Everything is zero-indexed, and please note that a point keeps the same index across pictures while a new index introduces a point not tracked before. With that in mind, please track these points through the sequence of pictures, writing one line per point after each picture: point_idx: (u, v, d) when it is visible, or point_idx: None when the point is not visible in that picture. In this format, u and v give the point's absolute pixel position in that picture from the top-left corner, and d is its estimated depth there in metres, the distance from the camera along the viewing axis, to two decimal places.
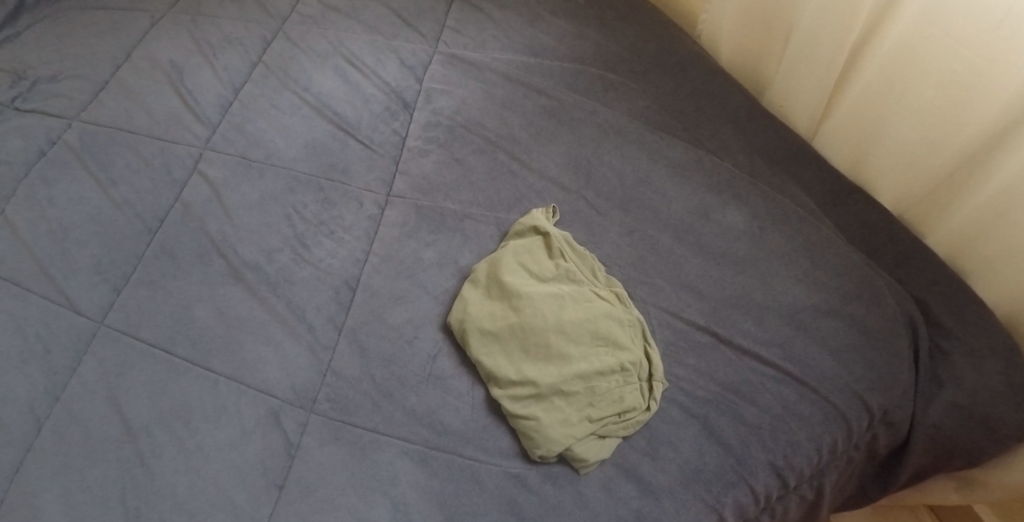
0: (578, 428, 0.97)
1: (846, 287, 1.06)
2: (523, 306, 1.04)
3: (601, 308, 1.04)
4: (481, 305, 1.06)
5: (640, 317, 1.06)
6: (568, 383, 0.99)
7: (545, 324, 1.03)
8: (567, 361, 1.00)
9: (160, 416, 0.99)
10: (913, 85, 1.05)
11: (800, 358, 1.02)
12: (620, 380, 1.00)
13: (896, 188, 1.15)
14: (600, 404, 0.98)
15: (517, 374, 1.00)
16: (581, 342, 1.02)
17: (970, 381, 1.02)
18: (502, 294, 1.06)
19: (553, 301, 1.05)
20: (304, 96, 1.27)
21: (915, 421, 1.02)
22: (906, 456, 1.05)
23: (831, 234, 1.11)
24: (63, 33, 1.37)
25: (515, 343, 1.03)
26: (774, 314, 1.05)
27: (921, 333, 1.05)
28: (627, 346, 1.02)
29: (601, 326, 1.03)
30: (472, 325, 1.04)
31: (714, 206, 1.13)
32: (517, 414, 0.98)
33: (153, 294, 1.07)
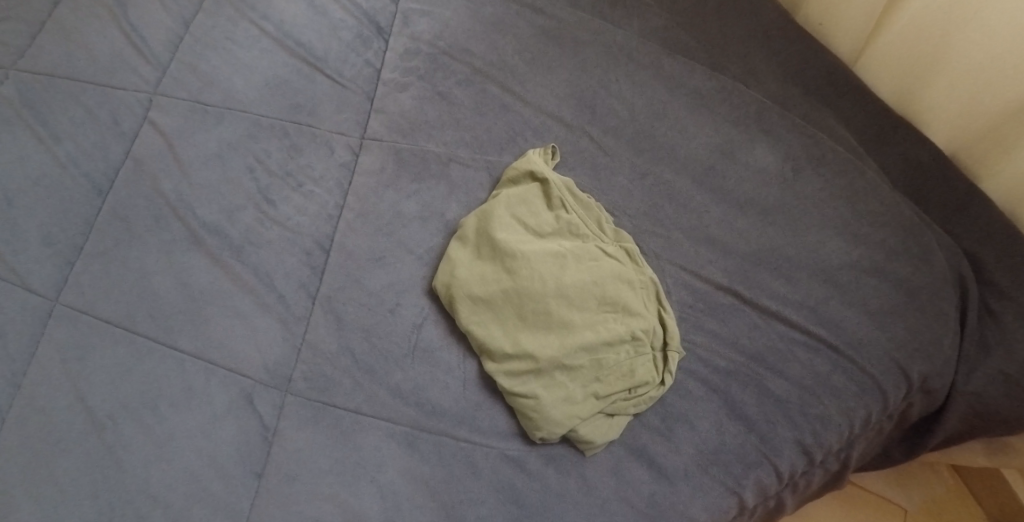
0: (583, 407, 0.86)
1: (889, 242, 0.94)
2: (520, 267, 0.91)
3: (609, 268, 0.91)
4: (470, 266, 0.93)
5: (653, 276, 0.93)
6: (572, 357, 0.87)
7: (545, 289, 0.90)
8: (570, 330, 0.88)
9: (125, 402, 0.91)
10: (985, 7, 0.89)
11: (834, 321, 0.91)
12: (630, 351, 0.88)
13: (951, 124, 1.01)
14: (607, 378, 0.87)
15: (513, 346, 0.88)
16: (586, 308, 0.89)
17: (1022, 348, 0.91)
18: (495, 253, 0.93)
19: (554, 260, 0.92)
20: (264, 26, 1.13)
21: (954, 389, 0.94)
22: (941, 423, 0.97)
23: (875, 178, 0.97)
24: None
25: (511, 310, 0.90)
26: (806, 272, 0.93)
27: (971, 292, 0.95)
28: (639, 311, 0.90)
29: (609, 289, 0.90)
30: (461, 290, 0.92)
31: (741, 145, 0.99)
32: (514, 392, 0.87)
33: (110, 266, 0.97)
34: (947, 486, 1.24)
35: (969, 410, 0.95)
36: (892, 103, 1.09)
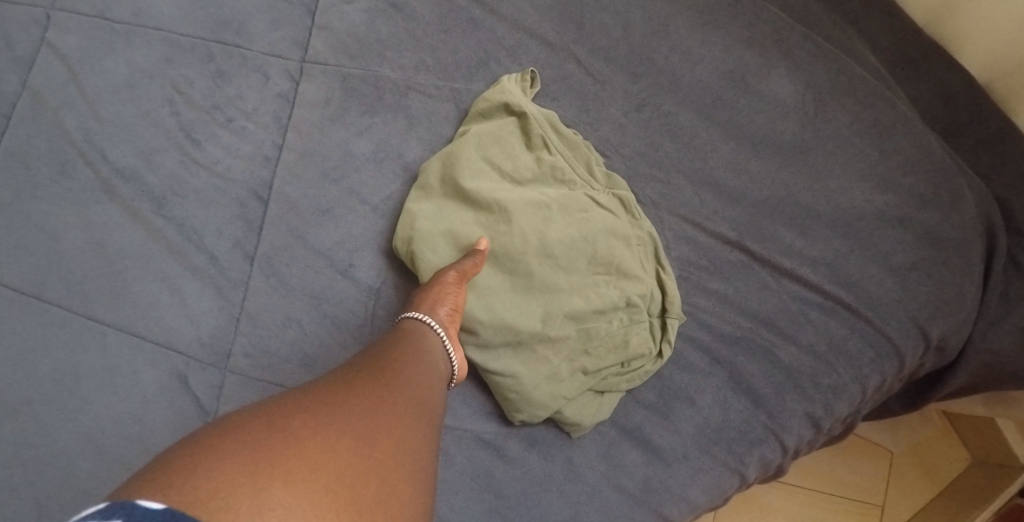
0: (570, 386, 0.75)
1: (921, 185, 0.81)
2: (496, 222, 0.78)
3: (600, 222, 0.78)
4: (435, 218, 0.78)
5: (651, 230, 0.80)
6: (558, 328, 0.75)
7: (526, 248, 0.76)
8: (556, 297, 0.76)
9: (42, 384, 0.78)
10: None
11: (853, 280, 0.79)
12: (624, 320, 0.77)
13: (991, 48, 0.87)
14: (597, 352, 0.76)
15: (489, 316, 0.75)
16: (574, 270, 0.77)
17: None
18: (465, 203, 0.78)
19: (536, 211, 0.78)
20: None
21: (968, 344, 0.84)
22: (948, 380, 0.87)
23: (907, 110, 0.83)
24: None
25: (485, 273, 0.77)
26: (824, 223, 0.80)
27: (1001, 243, 0.82)
28: (635, 273, 0.78)
29: (601, 246, 0.77)
30: (423, 247, 0.77)
31: (754, 69, 0.84)
32: (490, 369, 0.75)
33: (11, 223, 0.82)
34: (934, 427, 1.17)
35: (982, 369, 0.85)
36: (919, 20, 0.93)
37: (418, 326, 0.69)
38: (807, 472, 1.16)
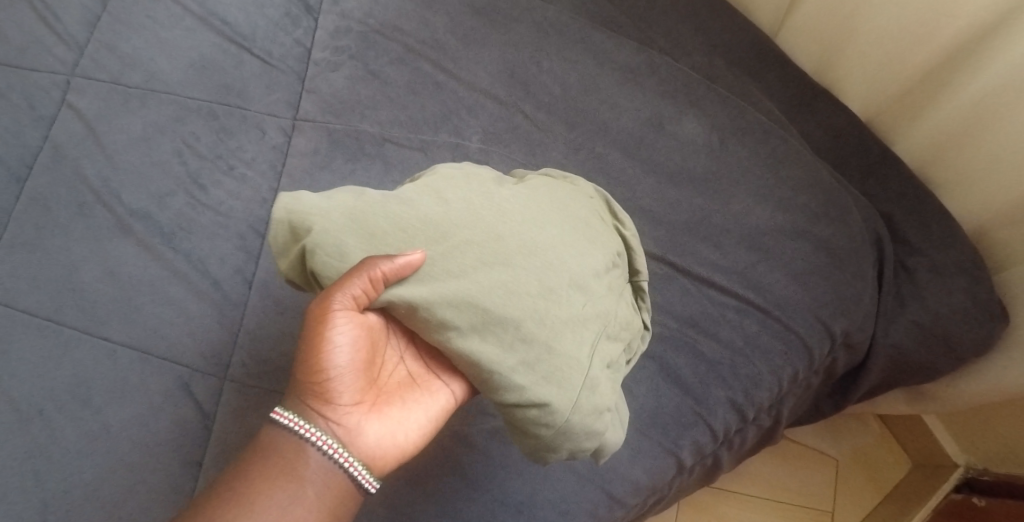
0: (603, 380, 0.75)
1: (813, 205, 0.97)
2: (444, 220, 0.72)
3: (548, 188, 0.80)
4: (335, 225, 0.71)
5: (594, 188, 0.88)
6: (565, 300, 0.73)
7: (494, 225, 0.73)
8: (553, 259, 0.73)
9: (54, 395, 0.86)
10: None
11: (761, 284, 0.94)
12: (618, 285, 0.80)
13: (864, 93, 1.06)
14: (606, 319, 0.76)
15: (496, 326, 0.70)
16: (551, 231, 0.75)
17: (932, 299, 0.95)
18: (374, 208, 0.72)
19: (479, 194, 0.76)
20: (186, 3, 1.09)
21: (874, 341, 0.97)
22: (863, 376, 1.01)
23: (797, 146, 1.01)
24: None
25: (461, 278, 0.71)
26: (735, 238, 0.95)
27: (887, 250, 0.98)
28: (606, 231, 0.81)
29: (566, 207, 0.79)
30: (336, 258, 0.70)
31: (670, 115, 1.01)
32: (532, 395, 0.70)
33: (31, 256, 0.92)
34: (874, 434, 1.31)
35: (890, 362, 0.99)
36: (810, 71, 1.13)
37: (278, 439, 0.69)
38: (756, 481, 1.27)
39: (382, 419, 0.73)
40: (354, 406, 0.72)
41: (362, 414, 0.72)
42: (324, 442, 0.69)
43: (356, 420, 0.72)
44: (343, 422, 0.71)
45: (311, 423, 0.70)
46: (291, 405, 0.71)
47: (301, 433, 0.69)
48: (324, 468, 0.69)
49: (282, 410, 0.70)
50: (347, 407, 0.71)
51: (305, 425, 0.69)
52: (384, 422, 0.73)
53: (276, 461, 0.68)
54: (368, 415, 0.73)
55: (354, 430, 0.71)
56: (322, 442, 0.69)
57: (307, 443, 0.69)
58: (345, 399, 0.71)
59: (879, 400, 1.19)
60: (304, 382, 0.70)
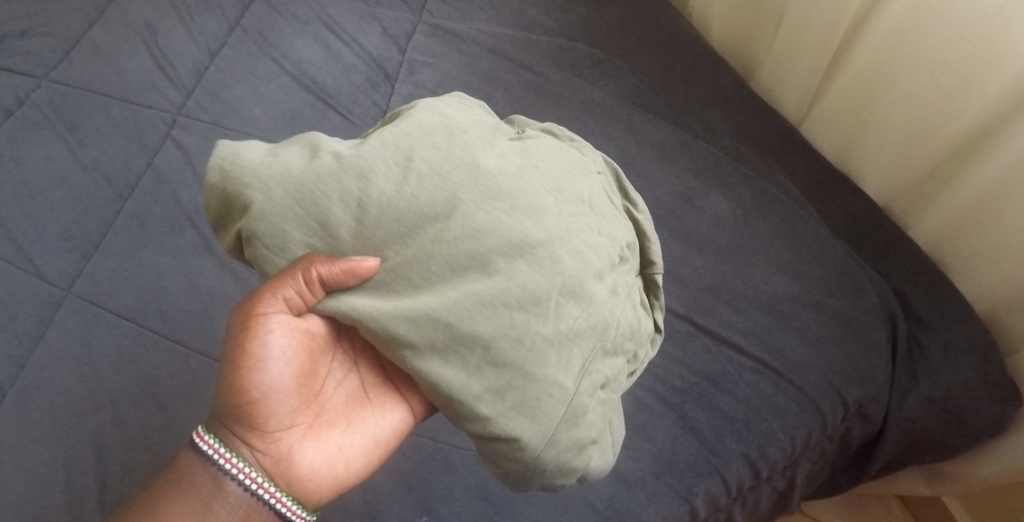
0: (588, 407, 0.74)
1: (829, 279, 1.05)
2: (417, 218, 0.71)
3: (547, 152, 0.78)
4: (275, 203, 0.71)
5: (600, 157, 0.86)
6: (548, 314, 0.71)
7: (473, 215, 0.71)
8: (544, 260, 0.71)
9: (126, 389, 0.94)
10: (907, 72, 0.99)
11: (778, 348, 1.01)
12: (621, 287, 0.78)
13: (881, 179, 1.12)
14: (600, 331, 0.75)
15: (462, 348, 0.70)
16: (548, 225, 0.73)
17: (945, 376, 1.00)
18: (318, 187, 0.71)
19: (466, 169, 0.72)
20: (284, 65, 1.16)
21: (888, 414, 1.03)
22: (880, 447, 1.06)
23: (817, 225, 1.09)
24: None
25: (430, 294, 0.71)
26: (754, 304, 1.04)
27: (900, 327, 1.04)
28: (611, 219, 0.80)
29: (567, 188, 0.77)
30: (272, 242, 0.72)
31: (699, 191, 1.11)
32: (502, 427, 0.70)
33: (124, 264, 1.01)
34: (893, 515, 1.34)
35: (904, 435, 1.04)
36: (831, 157, 1.18)
37: (196, 471, 0.73)
38: None
39: (318, 440, 0.78)
40: (293, 429, 0.77)
41: (299, 435, 0.77)
42: (249, 468, 0.73)
43: (291, 442, 0.76)
44: (278, 444, 0.75)
45: (241, 447, 0.74)
46: (218, 426, 0.75)
47: (224, 465, 0.73)
48: (241, 501, 0.73)
49: (204, 433, 0.74)
50: (282, 430, 0.76)
51: (230, 451, 0.73)
52: (321, 444, 0.78)
53: (192, 493, 0.72)
54: (305, 437, 0.77)
55: (291, 453, 0.76)
56: (244, 475, 0.73)
57: (229, 479, 0.73)
58: (281, 416, 0.76)
59: (898, 480, 1.22)
60: (240, 412, 0.74)
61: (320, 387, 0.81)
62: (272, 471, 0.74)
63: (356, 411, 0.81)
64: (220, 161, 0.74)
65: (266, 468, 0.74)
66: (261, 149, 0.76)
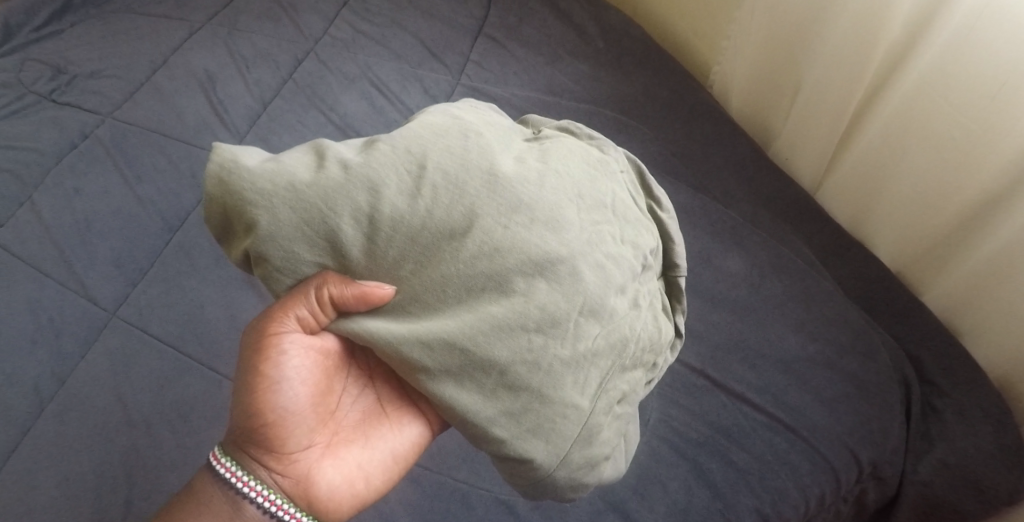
0: (603, 426, 0.78)
1: (843, 341, 1.08)
2: (433, 237, 0.73)
3: (569, 155, 0.81)
4: (280, 221, 0.72)
5: (623, 153, 0.89)
6: (566, 336, 0.74)
7: (493, 229, 0.73)
8: (564, 276, 0.74)
9: (160, 410, 0.97)
10: (916, 145, 1.05)
11: (792, 406, 1.04)
12: (642, 297, 0.81)
13: (895, 246, 1.18)
14: (618, 348, 0.77)
15: (478, 373, 0.74)
16: (568, 239, 0.75)
17: (960, 440, 1.03)
18: (325, 206, 0.72)
19: (485, 180, 0.74)
20: (331, 116, 1.23)
21: (904, 477, 1.06)
22: (896, 511, 1.08)
23: (831, 289, 1.13)
24: (86, 28, 1.36)
25: (446, 317, 0.74)
26: (770, 362, 1.07)
27: (914, 390, 1.08)
28: (635, 222, 0.82)
29: (593, 192, 0.79)
30: (281, 261, 0.74)
31: (717, 252, 1.16)
32: (518, 449, 0.74)
33: (168, 291, 1.05)
34: None
35: (920, 499, 1.06)
36: (845, 225, 1.26)
37: (215, 494, 0.77)
38: None
39: (336, 458, 0.82)
40: (311, 449, 0.81)
41: (318, 454, 0.82)
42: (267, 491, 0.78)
43: (310, 462, 0.81)
44: (297, 464, 0.80)
45: (260, 469, 0.79)
46: (237, 449, 0.79)
47: (243, 490, 0.77)
48: None
49: (221, 456, 0.79)
50: (300, 451, 0.81)
51: (248, 473, 0.78)
52: (338, 462, 0.82)
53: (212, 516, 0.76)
54: (323, 456, 0.82)
55: (311, 472, 0.80)
56: (262, 498, 0.77)
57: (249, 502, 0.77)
58: (299, 436, 0.81)
59: None
60: (257, 434, 0.79)
61: (336, 404, 0.85)
62: (293, 491, 0.79)
63: (372, 428, 0.86)
64: (217, 171, 0.73)
65: (287, 488, 0.79)
66: (261, 156, 0.75)
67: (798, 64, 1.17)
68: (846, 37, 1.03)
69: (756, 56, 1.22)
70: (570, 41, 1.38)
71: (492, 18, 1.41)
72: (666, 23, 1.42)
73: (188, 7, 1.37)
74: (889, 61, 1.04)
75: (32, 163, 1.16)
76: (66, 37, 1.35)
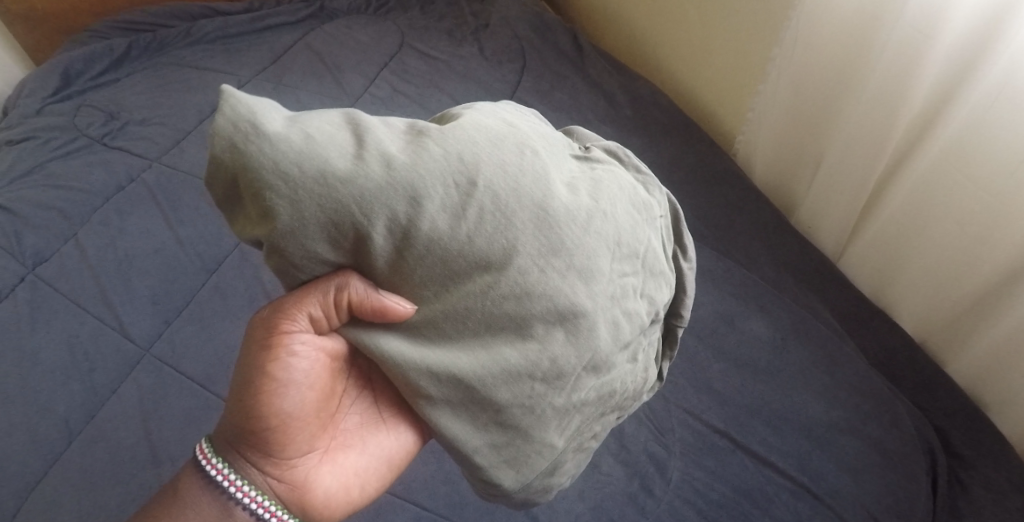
0: (569, 461, 0.82)
1: (867, 407, 1.08)
2: (466, 265, 0.72)
3: (612, 181, 0.80)
4: (303, 213, 0.68)
5: (664, 194, 0.88)
6: (565, 388, 0.76)
7: (521, 273, 0.72)
8: (583, 331, 0.75)
9: (187, 446, 0.98)
10: (936, 220, 1.08)
11: (815, 472, 1.03)
12: (641, 352, 0.83)
13: (915, 315, 1.20)
14: (606, 398, 0.80)
15: (474, 407, 0.75)
16: (595, 292, 0.75)
17: (988, 516, 1.02)
18: (357, 206, 0.68)
19: (532, 218, 0.72)
20: None
21: None
22: None
23: (855, 356, 1.13)
24: (139, 78, 1.43)
25: (460, 347, 0.74)
26: (793, 426, 1.07)
27: (940, 462, 1.07)
28: (659, 274, 0.83)
29: (629, 239, 0.79)
30: (298, 258, 0.71)
31: (740, 315, 1.17)
32: (489, 478, 0.77)
33: (202, 330, 1.08)
34: None
35: None
36: (865, 291, 1.27)
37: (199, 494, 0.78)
38: None
39: (333, 465, 0.83)
40: (310, 454, 0.82)
41: (316, 460, 0.82)
42: (264, 499, 0.78)
43: (308, 469, 0.81)
44: (295, 470, 0.81)
45: (254, 474, 0.79)
46: (230, 451, 0.79)
47: (235, 494, 0.78)
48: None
49: (212, 456, 0.79)
50: (299, 458, 0.81)
51: (241, 479, 0.78)
52: (336, 468, 0.83)
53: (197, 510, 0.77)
54: (321, 462, 0.83)
55: (310, 479, 0.81)
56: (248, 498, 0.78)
57: (237, 506, 0.78)
58: (299, 442, 0.81)
59: None
60: (256, 436, 0.79)
61: (338, 407, 0.86)
62: (288, 498, 0.80)
63: (372, 432, 0.86)
64: (231, 135, 0.67)
65: (283, 495, 0.80)
66: (288, 120, 0.69)
67: (829, 130, 1.19)
68: (870, 103, 1.06)
69: (788, 113, 1.23)
70: (599, 108, 1.44)
71: (526, 83, 1.47)
72: (694, 93, 1.47)
73: (237, 63, 1.45)
74: (913, 134, 1.07)
75: (80, 202, 1.20)
76: (120, 86, 1.42)
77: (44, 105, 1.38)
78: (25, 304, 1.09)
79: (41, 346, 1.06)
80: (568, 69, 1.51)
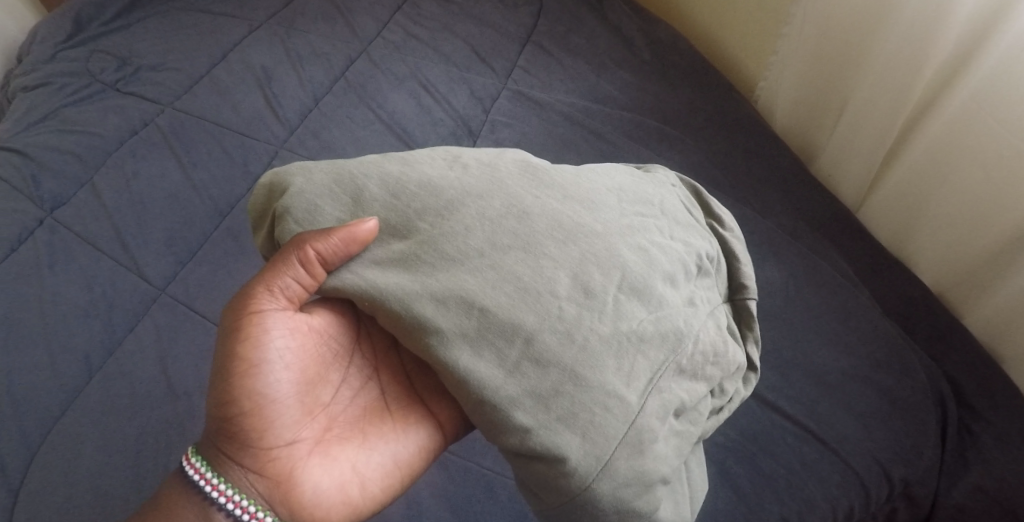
0: (655, 432, 0.76)
1: (878, 356, 1.07)
2: (458, 194, 0.80)
3: (605, 170, 0.91)
4: (313, 181, 0.82)
5: (677, 177, 0.98)
6: (604, 311, 0.77)
7: (522, 203, 0.81)
8: (601, 250, 0.79)
9: (202, 383, 1.01)
10: (960, 161, 1.05)
11: (822, 417, 1.03)
12: (698, 298, 0.85)
13: (934, 265, 1.18)
14: (670, 337, 0.79)
15: (500, 343, 0.75)
16: (603, 218, 0.82)
17: (998, 466, 1.01)
18: (355, 169, 0.83)
19: (518, 167, 0.85)
20: (379, 113, 1.27)
21: (937, 500, 1.01)
22: None
23: (867, 303, 1.12)
24: (151, 23, 1.43)
25: (471, 284, 0.76)
26: (802, 373, 1.06)
27: (952, 411, 1.05)
28: (689, 224, 0.90)
29: (632, 191, 0.89)
30: (301, 214, 0.81)
31: (755, 260, 1.15)
32: (547, 442, 0.73)
33: (215, 272, 1.09)
34: None
35: None
36: (885, 242, 1.25)
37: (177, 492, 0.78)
38: None
39: (325, 457, 0.82)
40: (298, 445, 0.81)
41: (305, 450, 0.81)
42: (242, 498, 0.78)
43: (296, 458, 0.81)
44: (280, 462, 0.80)
45: (234, 469, 0.79)
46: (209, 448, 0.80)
47: (213, 497, 0.77)
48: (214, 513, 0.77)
49: (192, 457, 0.79)
50: (284, 448, 0.80)
51: (218, 477, 0.78)
52: (328, 458, 0.82)
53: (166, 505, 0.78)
54: (311, 453, 0.82)
55: (298, 466, 0.80)
56: (219, 494, 0.78)
57: (213, 506, 0.77)
58: (282, 430, 0.81)
59: None
60: (232, 424, 0.79)
61: (328, 397, 0.86)
62: (275, 491, 0.79)
63: (370, 424, 0.86)
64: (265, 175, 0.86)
65: (269, 487, 0.79)
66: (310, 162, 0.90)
67: (844, 81, 1.17)
68: (894, 50, 1.03)
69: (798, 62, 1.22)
70: (616, 51, 1.41)
71: (542, 26, 1.44)
72: (715, 37, 1.43)
73: (248, 6, 1.43)
74: (937, 80, 1.04)
75: (94, 146, 1.22)
76: (132, 31, 1.42)
77: (58, 52, 1.39)
78: (43, 245, 1.12)
79: (59, 286, 1.08)
80: (584, 13, 1.48)
